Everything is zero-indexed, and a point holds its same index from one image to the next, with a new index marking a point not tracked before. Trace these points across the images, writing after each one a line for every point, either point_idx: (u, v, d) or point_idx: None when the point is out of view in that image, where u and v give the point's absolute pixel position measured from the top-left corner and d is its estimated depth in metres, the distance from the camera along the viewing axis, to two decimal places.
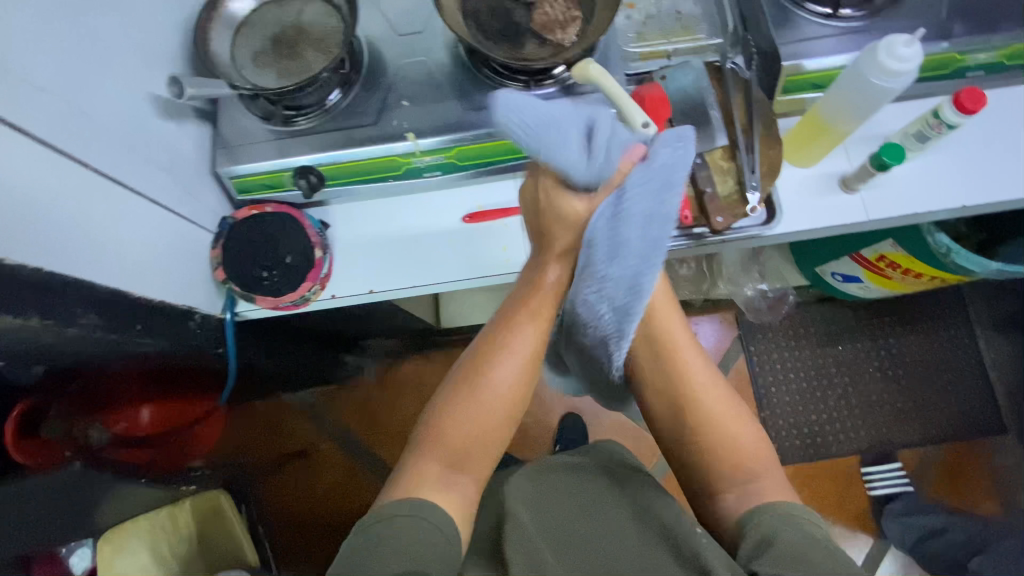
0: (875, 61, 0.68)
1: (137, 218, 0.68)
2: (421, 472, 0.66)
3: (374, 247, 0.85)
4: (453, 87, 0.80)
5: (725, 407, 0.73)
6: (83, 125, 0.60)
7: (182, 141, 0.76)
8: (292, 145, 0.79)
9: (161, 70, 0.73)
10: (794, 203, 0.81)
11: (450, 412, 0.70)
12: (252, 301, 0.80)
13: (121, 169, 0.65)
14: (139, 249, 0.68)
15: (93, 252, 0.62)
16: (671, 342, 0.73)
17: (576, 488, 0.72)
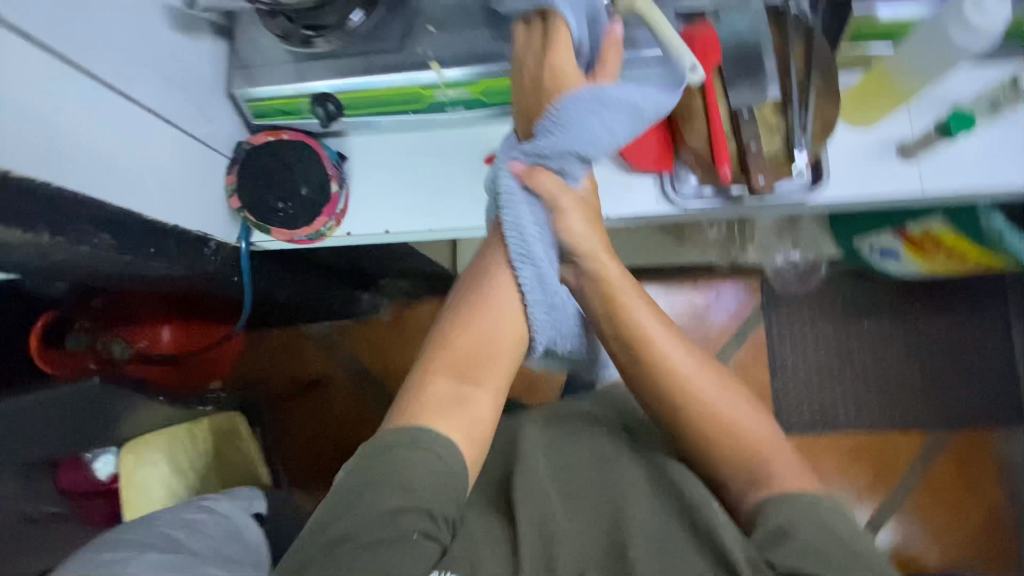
0: (962, 15, 0.60)
1: (149, 137, 0.65)
2: (430, 394, 0.67)
3: (392, 185, 0.82)
4: (485, 13, 0.73)
5: (727, 399, 0.69)
6: (90, 33, 0.56)
7: (195, 56, 0.72)
8: (310, 69, 0.74)
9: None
10: (843, 168, 0.75)
11: (455, 330, 0.72)
12: (268, 232, 0.79)
13: (133, 84, 0.62)
14: (153, 169, 0.66)
15: (103, 170, 0.60)
16: (647, 334, 0.70)
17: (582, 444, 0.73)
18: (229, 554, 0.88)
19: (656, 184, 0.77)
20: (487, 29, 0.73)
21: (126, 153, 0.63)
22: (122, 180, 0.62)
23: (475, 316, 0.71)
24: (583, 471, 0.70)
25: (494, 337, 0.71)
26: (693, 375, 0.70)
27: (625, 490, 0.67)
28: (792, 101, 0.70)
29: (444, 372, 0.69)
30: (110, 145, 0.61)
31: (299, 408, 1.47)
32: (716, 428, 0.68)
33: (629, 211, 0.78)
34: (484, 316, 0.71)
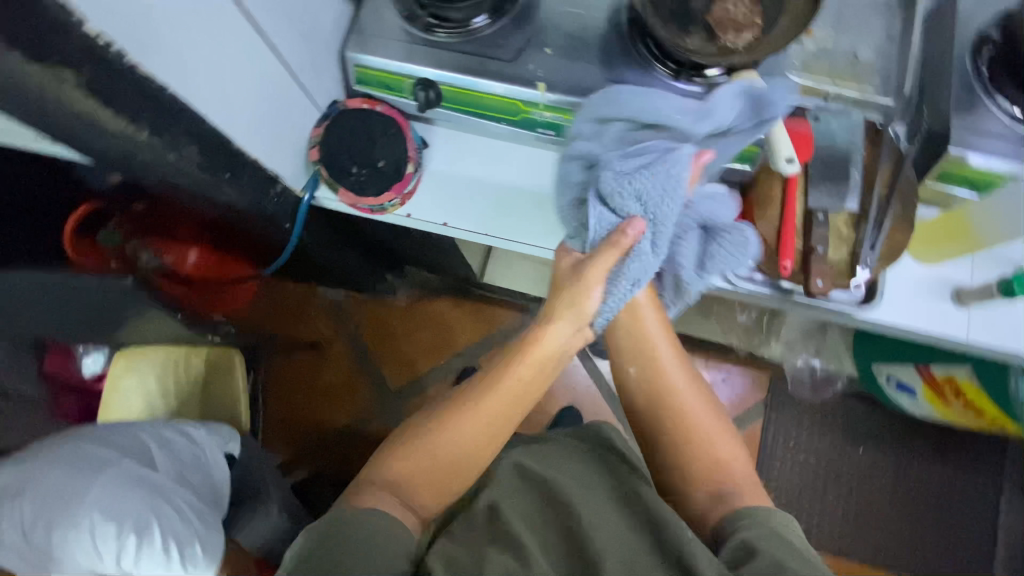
0: None
1: (262, 73, 0.67)
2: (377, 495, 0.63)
3: (463, 183, 0.84)
4: (599, 50, 0.75)
5: (702, 407, 0.73)
6: None
7: (322, 12, 0.74)
8: (422, 53, 0.76)
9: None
10: (896, 295, 0.77)
11: (413, 452, 0.67)
12: (335, 192, 0.80)
13: (267, 23, 0.64)
14: (254, 102, 0.67)
15: (216, 91, 0.61)
16: (651, 344, 0.74)
17: (566, 470, 0.71)
18: (190, 482, 0.86)
19: None
20: (598, 65, 0.75)
21: (240, 82, 0.64)
22: (221, 100, 0.63)
23: (446, 438, 0.67)
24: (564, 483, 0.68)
25: (458, 458, 0.67)
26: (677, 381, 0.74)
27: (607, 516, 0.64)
28: (868, 217, 0.72)
29: (397, 488, 0.65)
30: (231, 71, 0.62)
31: (293, 365, 1.47)
32: (685, 441, 0.71)
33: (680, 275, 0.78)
34: (451, 442, 0.67)
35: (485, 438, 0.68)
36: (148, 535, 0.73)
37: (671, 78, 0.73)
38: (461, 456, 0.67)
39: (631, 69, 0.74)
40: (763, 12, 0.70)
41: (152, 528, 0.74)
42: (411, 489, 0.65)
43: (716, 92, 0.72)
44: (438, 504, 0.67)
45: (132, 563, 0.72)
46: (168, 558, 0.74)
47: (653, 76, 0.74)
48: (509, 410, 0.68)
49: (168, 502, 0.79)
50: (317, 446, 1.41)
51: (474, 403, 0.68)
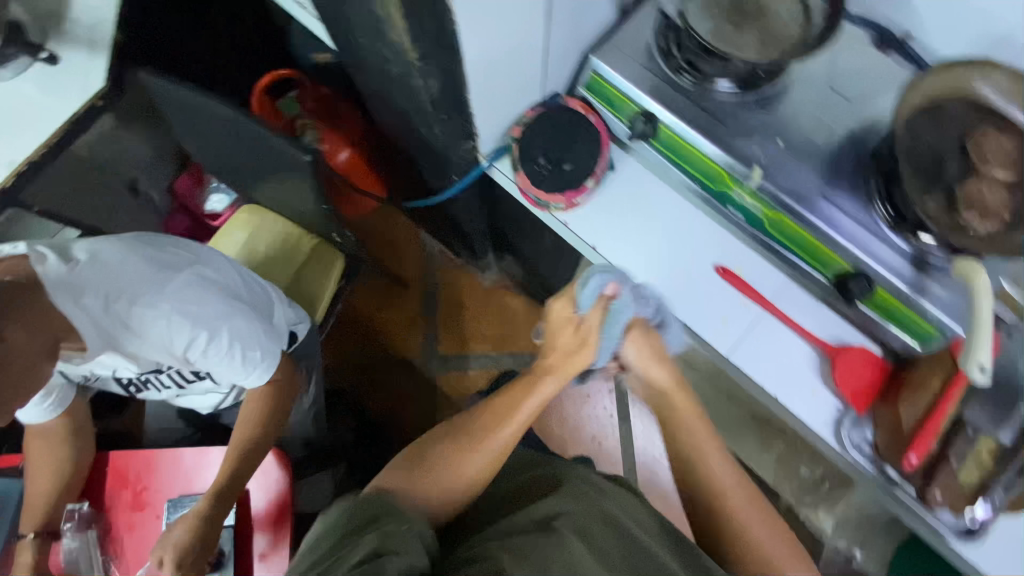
0: None
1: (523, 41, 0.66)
2: (392, 491, 0.73)
3: (628, 217, 0.82)
4: (828, 168, 0.73)
5: (756, 514, 0.80)
6: None
7: (594, 13, 0.75)
8: (660, 89, 0.76)
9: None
10: (1000, 543, 0.70)
11: (423, 455, 0.78)
12: (514, 171, 0.83)
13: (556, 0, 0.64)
14: (498, 59, 0.66)
15: (483, 41, 0.61)
16: (700, 442, 0.85)
17: (606, 491, 0.76)
18: (265, 313, 0.83)
19: (836, 411, 0.74)
20: (819, 180, 0.72)
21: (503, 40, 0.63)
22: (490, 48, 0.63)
23: (456, 450, 0.77)
24: (601, 508, 0.71)
25: (470, 476, 0.76)
26: (726, 481, 0.82)
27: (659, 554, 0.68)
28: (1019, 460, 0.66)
29: (407, 479, 0.75)
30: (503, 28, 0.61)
31: (366, 287, 1.50)
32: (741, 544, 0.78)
33: (792, 410, 0.75)
34: (467, 460, 0.76)
35: (498, 455, 0.77)
36: (216, 338, 0.75)
37: (885, 223, 0.70)
38: (463, 472, 0.76)
39: (849, 198, 0.72)
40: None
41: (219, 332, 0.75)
42: (422, 487, 0.74)
43: (922, 262, 0.69)
44: (453, 508, 0.75)
45: (199, 354, 0.76)
46: (232, 357, 0.78)
47: (868, 215, 0.71)
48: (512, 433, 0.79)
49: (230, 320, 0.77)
50: (353, 368, 1.45)
51: (491, 425, 0.79)
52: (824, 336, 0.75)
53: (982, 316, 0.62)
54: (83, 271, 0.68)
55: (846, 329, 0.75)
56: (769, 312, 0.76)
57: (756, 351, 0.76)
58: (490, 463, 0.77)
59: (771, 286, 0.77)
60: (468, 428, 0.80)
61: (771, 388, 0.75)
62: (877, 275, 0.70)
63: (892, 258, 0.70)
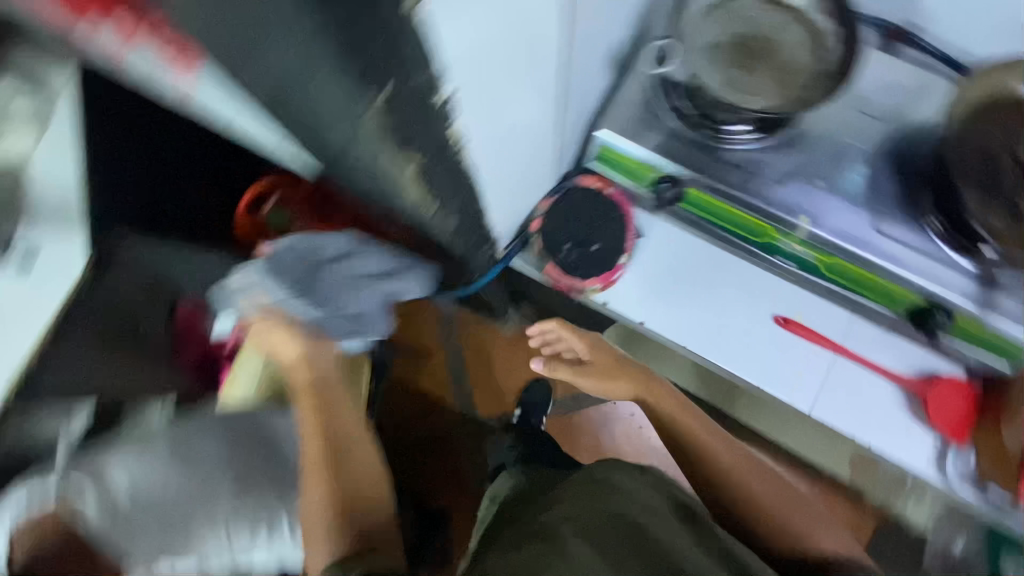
0: None
1: (524, 141, 0.60)
2: (315, 557, 0.65)
3: (670, 286, 0.78)
4: (876, 198, 0.68)
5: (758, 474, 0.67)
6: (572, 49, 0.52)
7: (595, 89, 0.69)
8: (680, 151, 0.71)
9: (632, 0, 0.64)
10: None
11: (307, 517, 0.67)
12: (541, 263, 0.79)
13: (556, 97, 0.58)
14: (503, 166, 0.61)
15: (485, 155, 0.55)
16: (682, 420, 0.72)
17: (611, 477, 0.62)
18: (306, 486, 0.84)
19: (934, 447, 0.72)
20: (867, 216, 0.67)
21: (503, 150, 0.57)
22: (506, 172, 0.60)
23: (343, 471, 0.70)
24: (610, 498, 0.58)
25: (363, 473, 0.71)
26: (714, 447, 0.69)
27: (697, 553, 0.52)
28: None
29: (330, 533, 0.65)
30: (501, 140, 0.55)
31: None
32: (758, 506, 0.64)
33: (886, 453, 0.73)
34: (350, 465, 0.71)
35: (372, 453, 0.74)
36: (264, 535, 0.79)
37: (947, 248, 0.65)
38: (364, 487, 0.70)
39: (904, 226, 0.67)
40: None
41: (264, 529, 0.79)
42: (334, 511, 0.67)
43: (989, 280, 0.64)
44: (387, 525, 0.69)
45: (249, 553, 0.79)
46: (276, 550, 0.79)
47: (926, 240, 0.66)
48: (343, 424, 0.74)
49: (269, 514, 0.79)
50: None
51: (333, 417, 0.74)
52: (904, 370, 0.73)
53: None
54: (126, 515, 0.74)
55: (926, 357, 0.73)
56: (840, 356, 0.74)
57: (837, 401, 0.74)
58: (366, 459, 0.73)
59: (835, 328, 0.74)
60: (318, 447, 0.71)
61: (862, 436, 0.73)
62: (952, 305, 0.65)
63: (968, 282, 0.65)
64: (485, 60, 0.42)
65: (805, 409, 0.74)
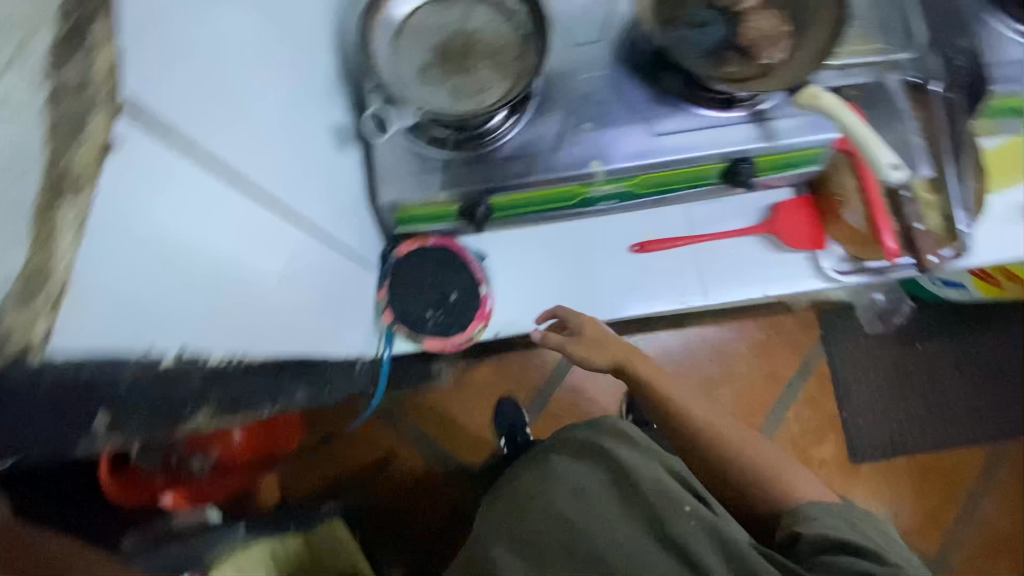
0: None
1: (309, 275, 0.54)
2: None
3: (537, 278, 0.78)
4: (635, 106, 0.71)
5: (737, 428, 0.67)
6: (281, 177, 0.48)
7: (350, 175, 0.65)
8: (463, 174, 0.70)
9: (309, 77, 0.59)
10: None
11: None
12: (417, 344, 0.72)
13: (310, 219, 0.53)
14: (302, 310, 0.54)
15: (259, 325, 0.47)
16: (663, 383, 0.68)
17: (561, 460, 0.68)
18: None
19: (808, 261, 0.77)
20: (640, 125, 0.71)
21: (281, 305, 0.51)
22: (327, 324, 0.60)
23: None
24: (551, 488, 0.65)
25: None
26: (696, 408, 0.67)
27: (606, 522, 0.60)
28: (947, 178, 0.71)
29: None
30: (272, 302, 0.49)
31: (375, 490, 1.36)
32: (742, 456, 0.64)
33: (785, 290, 0.77)
34: None
35: None
36: None
37: (718, 110, 0.70)
38: None
39: (673, 115, 0.71)
40: (788, 19, 0.67)
41: None
42: None
43: (759, 113, 0.71)
44: None
45: None
46: None
47: (695, 115, 0.71)
48: None
49: None
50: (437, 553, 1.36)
51: None
52: (751, 219, 0.77)
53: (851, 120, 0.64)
54: None
55: (761, 197, 0.77)
56: (701, 242, 0.77)
57: (722, 277, 0.78)
58: None
59: (682, 224, 0.78)
60: None
61: (758, 291, 0.77)
62: (748, 151, 0.71)
63: (748, 129, 0.71)
64: (139, 285, 0.35)
65: (704, 301, 0.78)
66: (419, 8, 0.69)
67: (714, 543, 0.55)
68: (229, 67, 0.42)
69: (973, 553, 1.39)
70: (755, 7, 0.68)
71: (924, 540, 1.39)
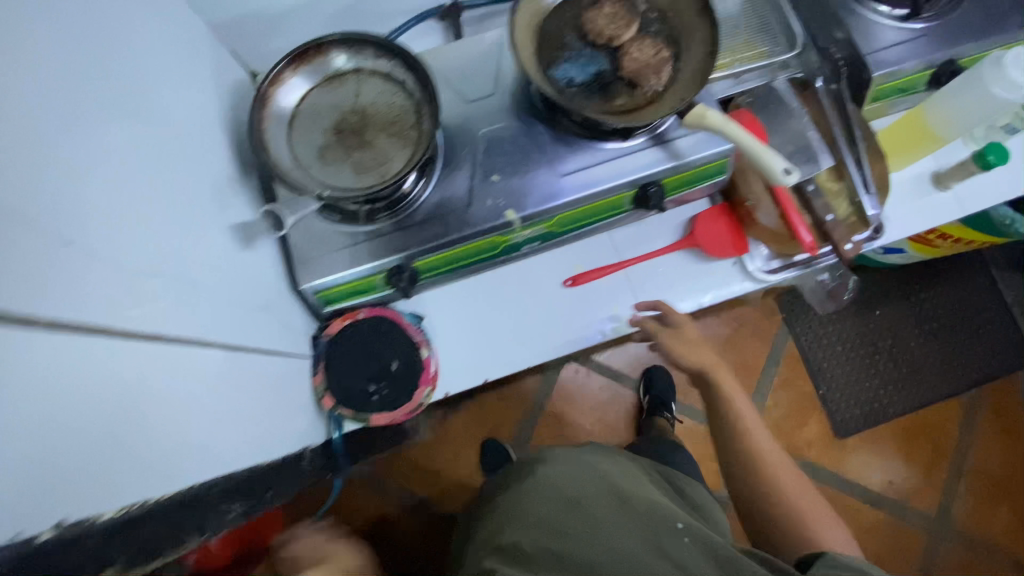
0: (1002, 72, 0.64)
1: (233, 382, 0.54)
2: None
3: (477, 330, 0.78)
4: (540, 149, 0.72)
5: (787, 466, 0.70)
6: (185, 292, 0.48)
7: (265, 268, 0.65)
8: (380, 245, 0.69)
9: (205, 179, 0.59)
10: (895, 207, 0.81)
11: None
12: (365, 422, 0.71)
13: (221, 328, 0.52)
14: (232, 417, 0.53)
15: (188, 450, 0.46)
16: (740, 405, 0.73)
17: (552, 469, 0.66)
18: None
19: (736, 266, 0.79)
20: (547, 167, 0.72)
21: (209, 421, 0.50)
22: (259, 426, 0.58)
23: None
24: (544, 497, 0.63)
25: None
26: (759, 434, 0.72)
27: (605, 529, 0.58)
28: (848, 164, 0.73)
29: None
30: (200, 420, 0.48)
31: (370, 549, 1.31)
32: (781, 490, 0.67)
33: (718, 298, 0.79)
34: None
35: None
36: None
37: (620, 140, 0.71)
38: None
39: (577, 153, 0.72)
40: (667, 44, 0.70)
41: None
42: None
43: (659, 136, 0.72)
44: None
45: None
46: None
47: (598, 147, 0.72)
48: None
49: None
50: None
51: None
52: (672, 235, 0.79)
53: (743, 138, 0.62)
54: None
55: (677, 212, 0.79)
56: (630, 266, 0.79)
57: (656, 297, 0.79)
58: None
59: (608, 251, 0.79)
60: None
61: (693, 303, 0.78)
62: (656, 175, 0.72)
63: (656, 154, 0.71)
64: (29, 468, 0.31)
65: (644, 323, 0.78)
66: (309, 91, 0.69)
67: (707, 557, 0.56)
68: (95, 199, 0.40)
69: (973, 505, 1.40)
70: (633, 38, 0.70)
71: (925, 501, 1.40)
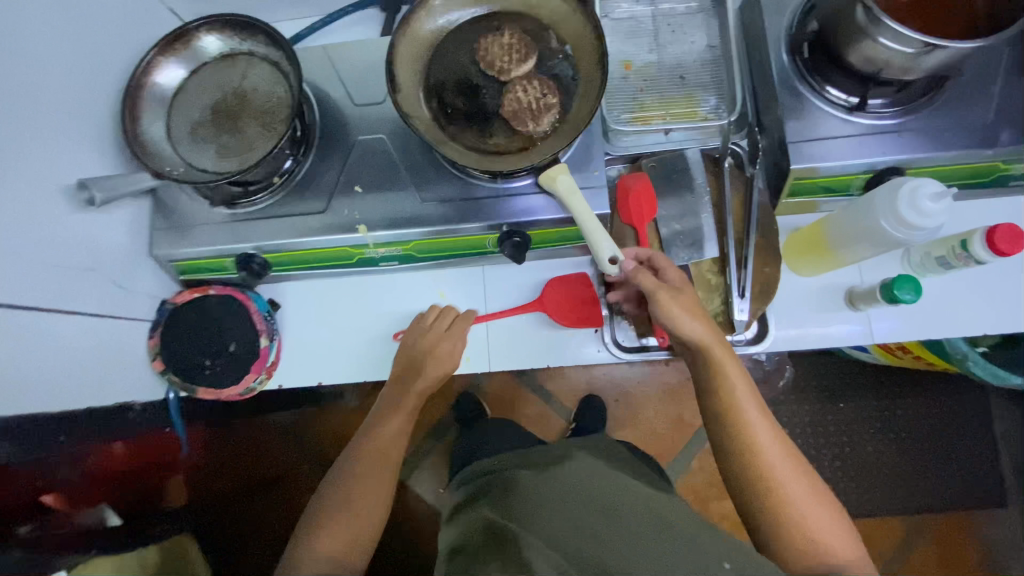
0: (894, 206, 0.58)
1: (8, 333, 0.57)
2: None
3: (327, 331, 0.79)
4: (412, 169, 0.70)
5: (794, 476, 0.56)
6: None
7: (109, 229, 0.68)
8: (235, 230, 0.70)
9: (49, 137, 0.61)
10: (791, 315, 0.72)
11: None
12: (193, 391, 0.75)
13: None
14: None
15: None
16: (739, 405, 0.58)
17: (548, 474, 0.63)
18: None
19: (597, 334, 0.76)
20: (412, 190, 0.70)
21: None
22: (28, 386, 0.60)
23: None
24: (560, 497, 0.60)
25: None
26: (758, 429, 0.58)
27: (636, 547, 0.53)
28: (728, 262, 0.69)
29: None
30: None
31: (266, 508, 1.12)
32: (783, 499, 0.55)
33: (570, 360, 0.76)
34: None
35: None
36: None
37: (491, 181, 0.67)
38: None
39: (444, 181, 0.69)
40: (559, 88, 0.65)
41: None
42: None
43: None
44: None
45: None
46: None
47: (470, 182, 0.68)
48: None
49: None
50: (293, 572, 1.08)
51: None
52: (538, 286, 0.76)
53: (584, 219, 0.62)
54: None
55: (554, 262, 0.77)
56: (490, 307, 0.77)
57: (506, 345, 0.76)
58: None
59: (473, 285, 0.78)
60: None
61: (541, 360, 0.76)
62: (522, 224, 0.68)
63: (524, 202, 0.68)
64: None
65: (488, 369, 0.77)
66: (196, 67, 0.69)
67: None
68: None
69: None
70: (524, 76, 0.65)
71: None
